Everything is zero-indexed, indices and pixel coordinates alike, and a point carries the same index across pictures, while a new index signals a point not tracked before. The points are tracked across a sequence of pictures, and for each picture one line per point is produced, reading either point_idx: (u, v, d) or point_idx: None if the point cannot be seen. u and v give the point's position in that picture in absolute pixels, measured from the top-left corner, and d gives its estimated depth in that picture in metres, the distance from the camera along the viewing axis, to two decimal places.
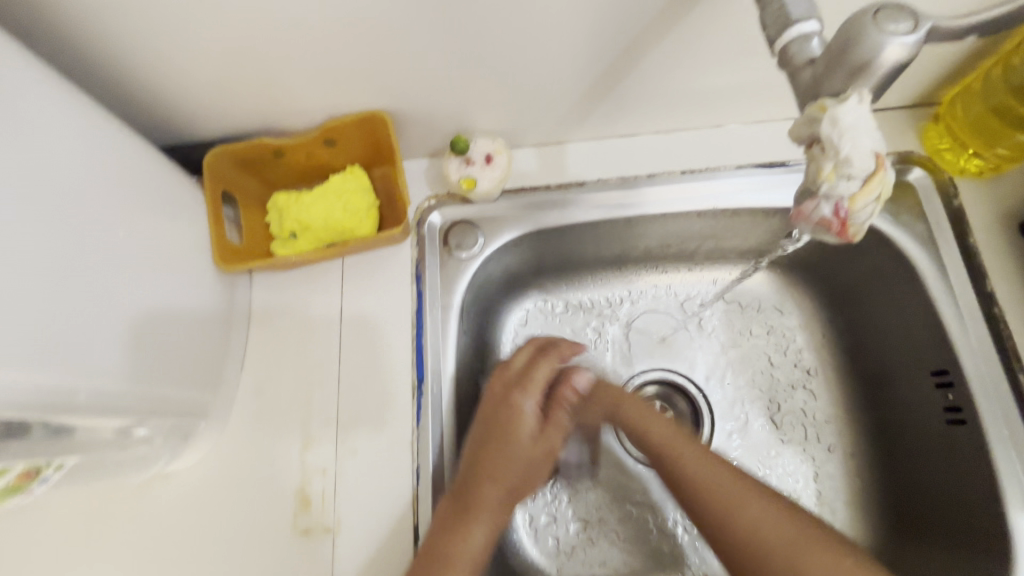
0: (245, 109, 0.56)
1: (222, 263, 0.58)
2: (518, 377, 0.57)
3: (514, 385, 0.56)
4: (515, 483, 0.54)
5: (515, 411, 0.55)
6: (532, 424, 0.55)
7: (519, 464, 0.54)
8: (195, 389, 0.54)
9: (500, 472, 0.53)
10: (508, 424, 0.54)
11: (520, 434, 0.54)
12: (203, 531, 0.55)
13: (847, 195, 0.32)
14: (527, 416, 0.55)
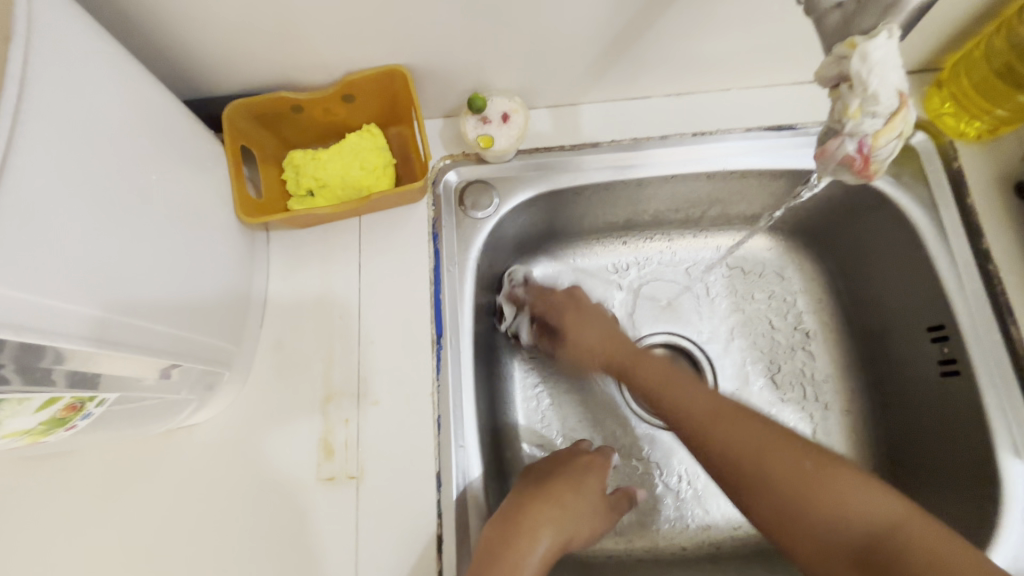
0: (265, 62, 0.56)
1: (245, 217, 0.58)
2: (584, 466, 0.62)
3: (584, 470, 0.61)
4: (561, 547, 0.56)
5: (581, 485, 0.60)
6: (591, 504, 0.59)
7: (574, 530, 0.57)
8: (220, 339, 0.55)
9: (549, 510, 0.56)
10: (569, 494, 0.58)
11: (579, 508, 0.58)
12: (227, 478, 0.57)
13: (870, 132, 0.34)
14: (586, 500, 0.59)
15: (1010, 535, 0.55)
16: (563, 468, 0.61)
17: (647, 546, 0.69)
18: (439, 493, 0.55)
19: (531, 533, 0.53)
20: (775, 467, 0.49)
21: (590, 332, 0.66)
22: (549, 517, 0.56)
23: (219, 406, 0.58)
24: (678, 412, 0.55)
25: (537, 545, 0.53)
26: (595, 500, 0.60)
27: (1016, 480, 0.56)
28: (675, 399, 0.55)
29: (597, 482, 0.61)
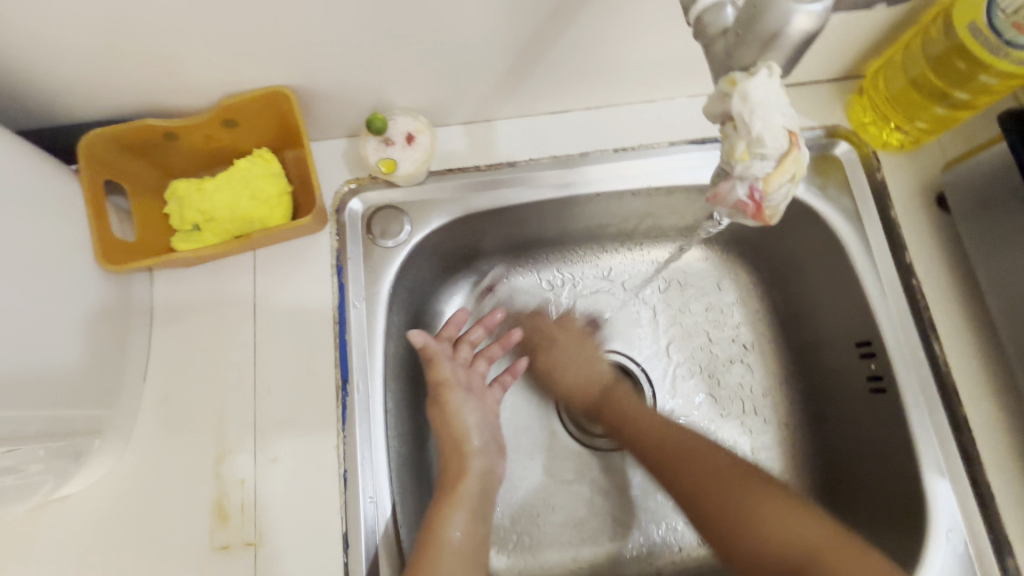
0: (121, 85, 0.49)
1: (108, 263, 0.51)
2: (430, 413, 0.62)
3: (447, 420, 0.61)
4: (476, 517, 0.56)
5: (456, 432, 0.60)
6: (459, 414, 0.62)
7: (481, 463, 0.59)
8: (83, 404, 0.48)
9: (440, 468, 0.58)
10: (454, 451, 0.60)
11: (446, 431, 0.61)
12: (106, 556, 0.50)
13: (761, 175, 0.32)
14: (460, 426, 0.61)
15: (935, 557, 0.53)
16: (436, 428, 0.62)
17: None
18: (347, 555, 0.51)
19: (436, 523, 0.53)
20: (703, 478, 0.55)
21: (573, 370, 0.70)
22: (454, 469, 0.58)
23: (93, 475, 0.51)
24: (646, 440, 0.61)
25: (450, 534, 0.53)
26: (471, 421, 0.62)
27: (940, 499, 0.55)
28: (647, 431, 0.61)
29: (441, 411, 0.61)
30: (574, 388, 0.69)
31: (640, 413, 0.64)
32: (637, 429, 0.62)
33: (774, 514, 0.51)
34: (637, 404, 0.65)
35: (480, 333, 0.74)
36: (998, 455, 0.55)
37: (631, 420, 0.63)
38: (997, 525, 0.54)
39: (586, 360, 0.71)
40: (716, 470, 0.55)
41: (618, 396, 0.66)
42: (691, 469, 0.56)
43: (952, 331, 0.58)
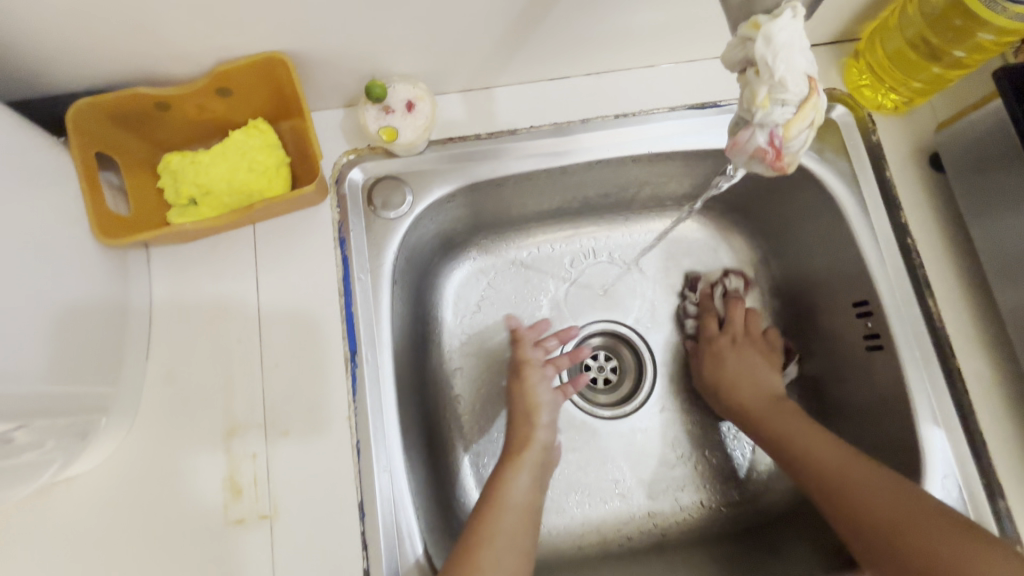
0: (108, 52, 0.47)
1: (105, 237, 0.50)
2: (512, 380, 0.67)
3: (523, 392, 0.65)
4: (536, 482, 0.60)
5: (529, 406, 0.64)
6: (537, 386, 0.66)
7: (547, 436, 0.63)
8: (88, 383, 0.47)
9: (521, 435, 0.63)
10: (524, 419, 0.63)
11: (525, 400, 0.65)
12: (118, 534, 0.50)
13: (781, 122, 0.32)
14: (535, 400, 0.65)
15: None
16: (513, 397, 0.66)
17: (594, 540, 0.69)
18: (363, 525, 0.51)
19: (500, 488, 0.57)
20: (865, 515, 0.52)
21: (732, 364, 0.69)
22: (520, 437, 0.62)
23: (100, 455, 0.51)
24: (805, 462, 0.58)
25: (512, 485, 0.58)
26: (547, 399, 0.65)
27: (934, 448, 0.57)
28: (806, 454, 0.59)
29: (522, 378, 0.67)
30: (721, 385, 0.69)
31: (803, 438, 0.60)
32: (789, 452, 0.60)
33: (967, 552, 0.47)
34: (800, 421, 0.62)
35: (483, 307, 0.75)
36: (989, 404, 0.57)
37: (792, 443, 0.60)
38: (989, 471, 0.56)
39: (759, 365, 0.69)
40: (865, 505, 0.53)
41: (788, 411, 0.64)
42: (842, 493, 0.55)
43: (945, 287, 0.60)
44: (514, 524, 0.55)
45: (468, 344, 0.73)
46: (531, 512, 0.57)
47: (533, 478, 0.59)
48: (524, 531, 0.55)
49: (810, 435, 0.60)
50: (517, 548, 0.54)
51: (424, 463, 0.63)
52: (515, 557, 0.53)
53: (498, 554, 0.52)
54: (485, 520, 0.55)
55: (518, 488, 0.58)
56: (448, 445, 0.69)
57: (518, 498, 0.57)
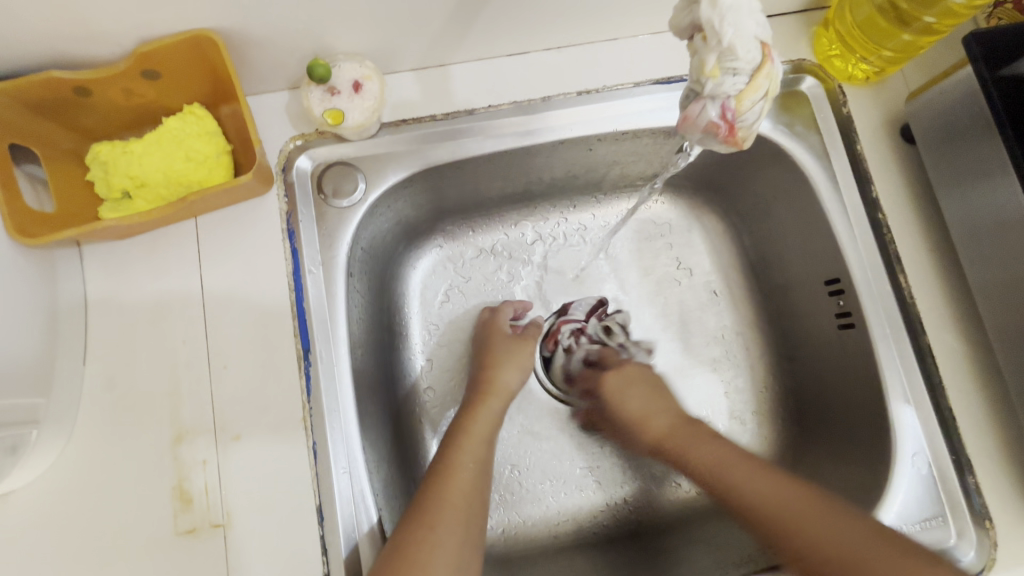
0: (13, 35, 0.43)
1: (21, 236, 0.46)
2: (485, 333, 0.68)
3: (511, 352, 0.65)
4: (489, 438, 0.59)
5: (516, 360, 0.65)
6: (509, 347, 0.66)
7: (509, 377, 0.63)
8: (14, 395, 0.44)
9: (487, 387, 0.62)
10: (504, 367, 0.64)
11: (495, 350, 0.65)
12: (60, 550, 0.47)
13: (733, 93, 0.30)
14: (522, 360, 0.65)
15: (900, 480, 0.56)
16: (489, 348, 0.66)
17: (570, 529, 0.68)
18: (322, 528, 0.49)
19: (470, 424, 0.59)
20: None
21: (634, 398, 0.64)
22: (497, 382, 0.63)
23: (36, 468, 0.48)
24: (767, 508, 0.51)
25: (472, 422, 0.59)
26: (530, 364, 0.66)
27: (904, 425, 0.57)
28: (760, 501, 0.51)
29: (500, 332, 0.67)
30: (631, 423, 0.63)
31: (747, 477, 0.53)
32: (738, 496, 0.52)
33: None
34: (720, 449, 0.56)
35: (450, 297, 0.72)
36: (958, 379, 0.57)
37: (738, 488, 0.53)
38: (958, 446, 0.55)
39: (659, 393, 0.64)
40: (820, 541, 0.47)
41: (704, 433, 0.59)
42: (833, 550, 0.46)
43: (915, 262, 0.59)
44: (477, 455, 0.56)
45: (437, 335, 0.71)
46: (482, 467, 0.56)
47: (493, 423, 0.60)
48: (484, 467, 0.56)
49: (759, 475, 0.53)
50: (479, 480, 0.55)
51: (391, 458, 0.61)
52: (478, 483, 0.55)
53: (470, 472, 0.55)
54: (437, 527, 0.50)
55: (482, 426, 0.59)
56: (416, 439, 0.67)
57: (479, 437, 0.58)
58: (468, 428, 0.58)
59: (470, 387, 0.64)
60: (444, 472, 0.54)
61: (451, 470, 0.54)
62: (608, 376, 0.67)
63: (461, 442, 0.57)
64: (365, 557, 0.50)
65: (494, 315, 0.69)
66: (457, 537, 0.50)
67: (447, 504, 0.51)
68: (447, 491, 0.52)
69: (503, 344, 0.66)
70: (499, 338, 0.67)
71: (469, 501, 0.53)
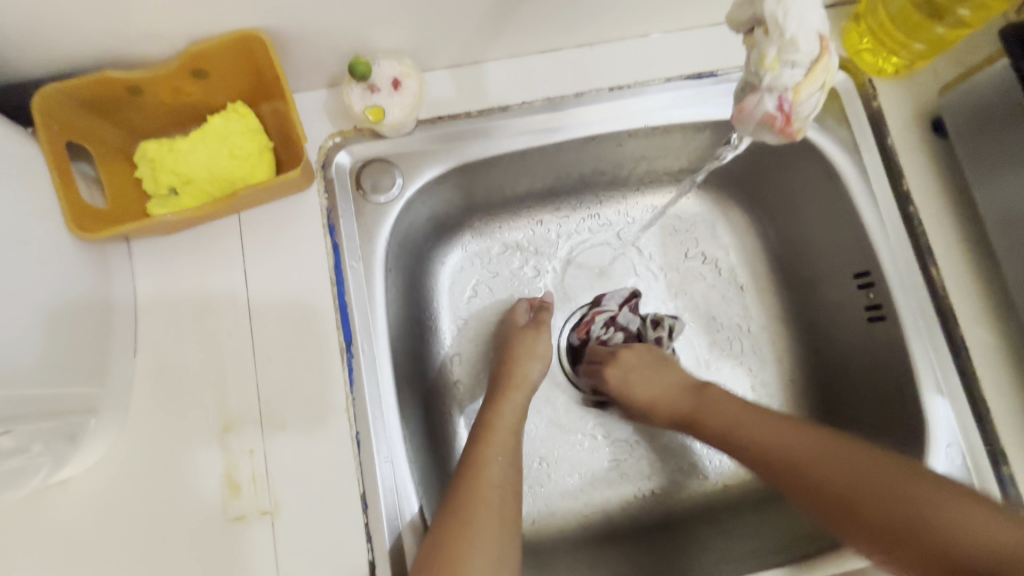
0: (72, 36, 0.44)
1: (80, 231, 0.47)
2: (506, 330, 0.68)
3: (530, 342, 0.66)
4: (515, 429, 0.60)
5: (533, 351, 0.65)
6: (527, 339, 0.66)
7: (534, 369, 0.64)
8: (73, 384, 0.46)
9: (511, 379, 0.63)
10: (526, 358, 0.65)
11: (516, 344, 0.66)
12: (114, 536, 0.49)
13: (791, 85, 0.33)
14: (540, 349, 0.66)
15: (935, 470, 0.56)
16: (507, 344, 0.67)
17: (599, 520, 0.69)
18: (366, 516, 0.51)
19: (494, 417, 0.60)
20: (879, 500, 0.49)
21: (638, 382, 0.64)
22: (520, 372, 0.64)
23: (92, 456, 0.49)
24: (762, 452, 0.55)
25: (498, 414, 0.60)
26: (548, 353, 0.66)
27: (938, 416, 0.57)
28: (767, 444, 0.55)
29: (516, 326, 0.68)
30: (650, 406, 0.64)
31: (752, 422, 0.57)
32: (748, 445, 0.56)
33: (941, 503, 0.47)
34: (736, 407, 0.59)
35: (479, 292, 0.73)
36: (993, 371, 0.57)
37: (738, 433, 0.57)
38: (993, 436, 0.56)
39: (661, 365, 0.65)
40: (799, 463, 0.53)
41: (715, 397, 0.61)
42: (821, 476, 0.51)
43: (948, 254, 0.59)
44: (499, 449, 0.57)
45: (466, 330, 0.72)
46: (511, 456, 0.57)
47: (517, 411, 0.61)
48: (510, 458, 0.57)
49: (767, 423, 0.56)
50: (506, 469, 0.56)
51: (426, 449, 0.62)
52: (507, 472, 0.55)
53: (495, 463, 0.55)
54: (473, 517, 0.51)
55: (505, 417, 0.60)
56: (447, 431, 0.68)
57: (505, 428, 0.59)
58: (488, 422, 0.59)
59: (495, 382, 0.64)
60: (477, 462, 0.55)
61: (477, 465, 0.55)
62: (609, 369, 0.66)
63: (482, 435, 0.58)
64: (407, 538, 0.52)
65: (510, 316, 0.70)
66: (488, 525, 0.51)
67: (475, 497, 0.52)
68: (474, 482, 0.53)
69: (521, 338, 0.66)
70: (519, 333, 0.67)
71: (496, 492, 0.54)
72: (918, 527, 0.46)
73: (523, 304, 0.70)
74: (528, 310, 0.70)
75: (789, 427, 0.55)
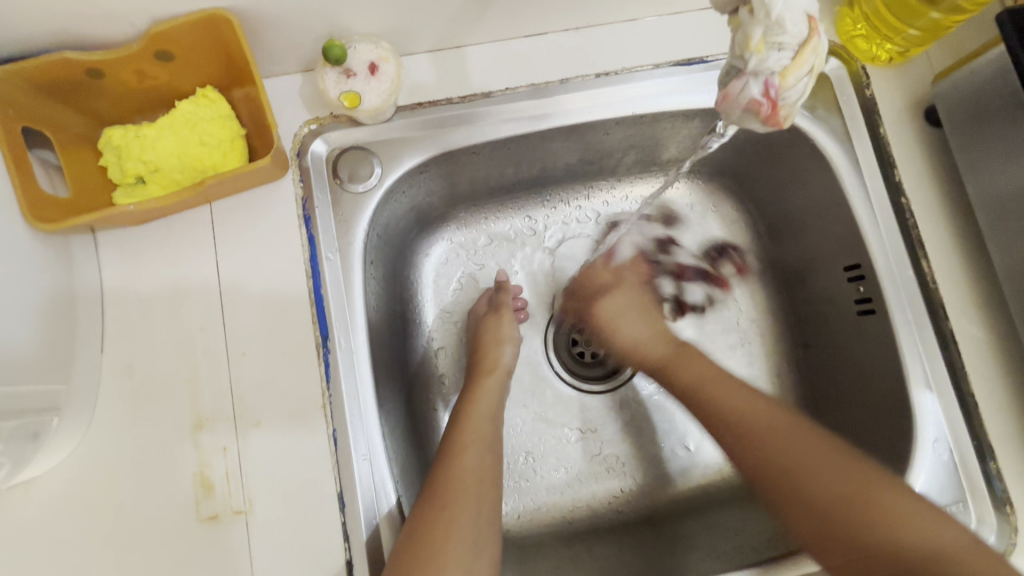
0: (26, 17, 0.42)
1: (39, 223, 0.45)
2: (475, 320, 0.67)
3: (496, 327, 0.65)
4: (493, 415, 0.58)
5: (500, 335, 0.64)
6: (491, 326, 0.65)
7: (509, 358, 0.64)
8: (34, 382, 0.44)
9: (485, 365, 0.62)
10: (494, 344, 0.64)
11: (483, 332, 0.65)
12: (82, 537, 0.47)
13: (776, 70, 0.32)
14: (507, 332, 0.65)
15: (922, 466, 0.55)
16: (477, 333, 0.66)
17: (587, 516, 0.68)
18: (344, 514, 0.49)
19: (476, 408, 0.58)
20: (790, 460, 0.51)
21: (628, 322, 0.67)
22: (491, 358, 0.63)
23: (58, 455, 0.48)
24: (734, 413, 0.55)
25: (474, 402, 0.59)
26: (517, 334, 0.66)
27: (926, 411, 0.56)
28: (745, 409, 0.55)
29: (480, 314, 0.67)
30: (626, 345, 0.66)
31: (726, 392, 0.57)
32: (712, 409, 0.56)
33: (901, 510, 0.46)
34: (709, 369, 0.60)
35: (463, 284, 0.72)
36: (982, 366, 0.56)
37: (717, 399, 0.56)
38: (980, 432, 0.55)
39: (649, 313, 0.68)
40: (761, 432, 0.53)
41: (692, 352, 0.62)
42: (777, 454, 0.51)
43: (939, 247, 0.58)
44: (479, 440, 0.56)
45: (449, 322, 0.71)
46: (491, 445, 0.56)
47: (493, 399, 0.60)
48: (490, 450, 0.56)
49: (745, 393, 0.56)
50: (485, 455, 0.54)
51: (407, 445, 0.61)
52: (486, 463, 0.54)
53: (475, 452, 0.54)
54: (453, 512, 0.49)
55: (483, 406, 0.59)
56: (430, 426, 0.67)
57: (482, 415, 0.58)
58: (466, 413, 0.58)
59: (470, 372, 0.63)
60: (456, 455, 0.54)
61: (458, 455, 0.53)
62: (603, 302, 0.69)
63: (462, 425, 0.56)
64: (384, 530, 0.50)
65: (479, 307, 0.68)
66: (469, 515, 0.50)
67: (455, 487, 0.51)
68: (453, 474, 0.52)
69: (486, 325, 0.66)
70: (487, 322, 0.66)
71: (474, 478, 0.52)
72: (825, 473, 0.49)
73: (487, 295, 0.69)
74: (490, 297, 0.69)
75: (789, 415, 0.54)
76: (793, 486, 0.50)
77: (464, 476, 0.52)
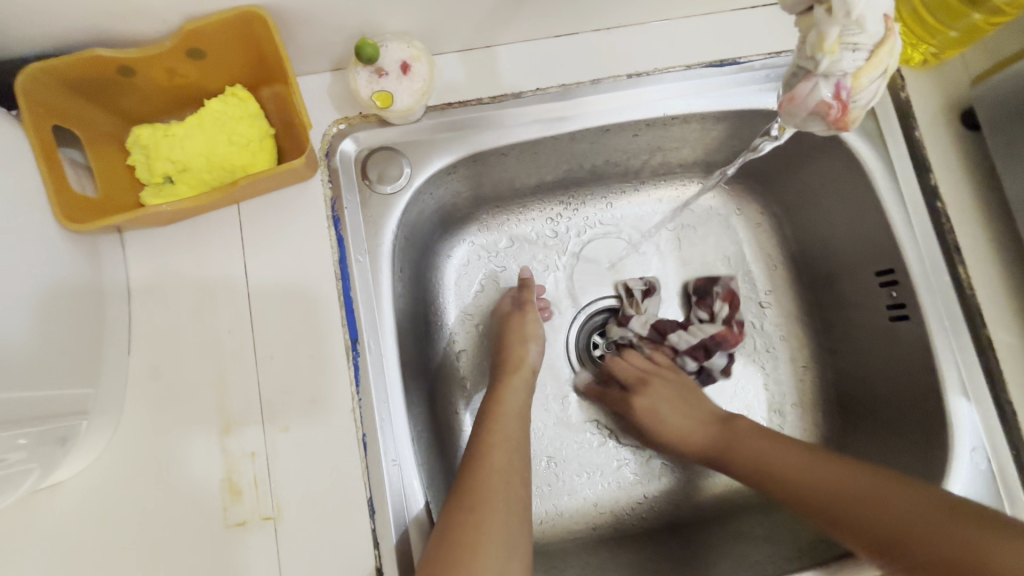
0: (59, 12, 0.41)
1: (69, 222, 0.45)
2: (502, 317, 0.66)
3: (520, 325, 0.64)
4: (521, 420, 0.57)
5: (525, 332, 0.64)
6: (517, 324, 0.64)
7: (535, 358, 0.63)
8: (61, 384, 0.43)
9: (512, 368, 0.61)
10: (518, 340, 0.63)
11: (509, 330, 0.64)
12: (108, 542, 0.46)
13: (849, 72, 0.32)
14: (532, 330, 0.64)
15: (960, 474, 0.54)
16: (503, 331, 0.65)
17: (610, 521, 0.67)
18: (373, 520, 0.48)
19: (504, 413, 0.57)
20: (877, 521, 0.47)
21: (669, 413, 0.63)
22: (515, 356, 0.62)
23: (85, 458, 0.47)
24: (802, 485, 0.52)
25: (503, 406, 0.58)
26: (542, 332, 0.65)
27: (962, 419, 0.55)
28: (804, 479, 0.52)
29: (505, 312, 0.67)
30: (676, 435, 0.62)
31: (792, 462, 0.54)
32: (780, 485, 0.54)
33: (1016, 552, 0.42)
34: (764, 442, 0.56)
35: (486, 286, 0.71)
36: (1021, 373, 0.55)
37: (779, 471, 0.54)
38: (1019, 441, 0.54)
39: (686, 398, 0.63)
40: (840, 497, 0.50)
41: (742, 430, 0.59)
42: (873, 519, 0.48)
43: (976, 252, 0.57)
44: (506, 443, 0.55)
45: (472, 324, 0.70)
46: (518, 449, 0.55)
47: (520, 403, 0.59)
48: (518, 455, 0.55)
49: (803, 459, 0.54)
50: (514, 462, 0.53)
51: (432, 448, 0.60)
52: (514, 469, 0.53)
53: (504, 458, 0.53)
54: (485, 519, 0.48)
55: (509, 411, 0.58)
56: (451, 429, 0.66)
57: (508, 420, 0.57)
58: (493, 417, 0.57)
59: (491, 376, 0.62)
60: (486, 459, 0.53)
61: (487, 459, 0.52)
62: (636, 399, 0.64)
63: (490, 430, 0.55)
64: (413, 533, 0.50)
65: (505, 305, 0.68)
66: (502, 524, 0.49)
67: (486, 493, 0.50)
68: (485, 480, 0.51)
69: (510, 324, 0.65)
70: (513, 320, 0.65)
71: (505, 485, 0.51)
72: (908, 530, 0.46)
73: (510, 295, 0.68)
74: (513, 295, 0.68)
75: (855, 470, 0.51)
76: (902, 552, 0.46)
77: (496, 483, 0.51)
